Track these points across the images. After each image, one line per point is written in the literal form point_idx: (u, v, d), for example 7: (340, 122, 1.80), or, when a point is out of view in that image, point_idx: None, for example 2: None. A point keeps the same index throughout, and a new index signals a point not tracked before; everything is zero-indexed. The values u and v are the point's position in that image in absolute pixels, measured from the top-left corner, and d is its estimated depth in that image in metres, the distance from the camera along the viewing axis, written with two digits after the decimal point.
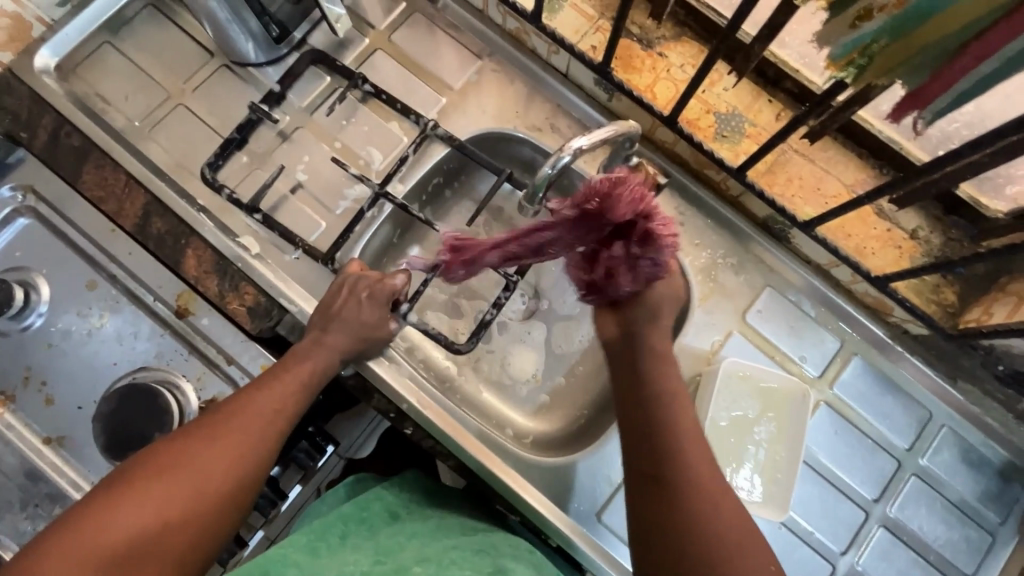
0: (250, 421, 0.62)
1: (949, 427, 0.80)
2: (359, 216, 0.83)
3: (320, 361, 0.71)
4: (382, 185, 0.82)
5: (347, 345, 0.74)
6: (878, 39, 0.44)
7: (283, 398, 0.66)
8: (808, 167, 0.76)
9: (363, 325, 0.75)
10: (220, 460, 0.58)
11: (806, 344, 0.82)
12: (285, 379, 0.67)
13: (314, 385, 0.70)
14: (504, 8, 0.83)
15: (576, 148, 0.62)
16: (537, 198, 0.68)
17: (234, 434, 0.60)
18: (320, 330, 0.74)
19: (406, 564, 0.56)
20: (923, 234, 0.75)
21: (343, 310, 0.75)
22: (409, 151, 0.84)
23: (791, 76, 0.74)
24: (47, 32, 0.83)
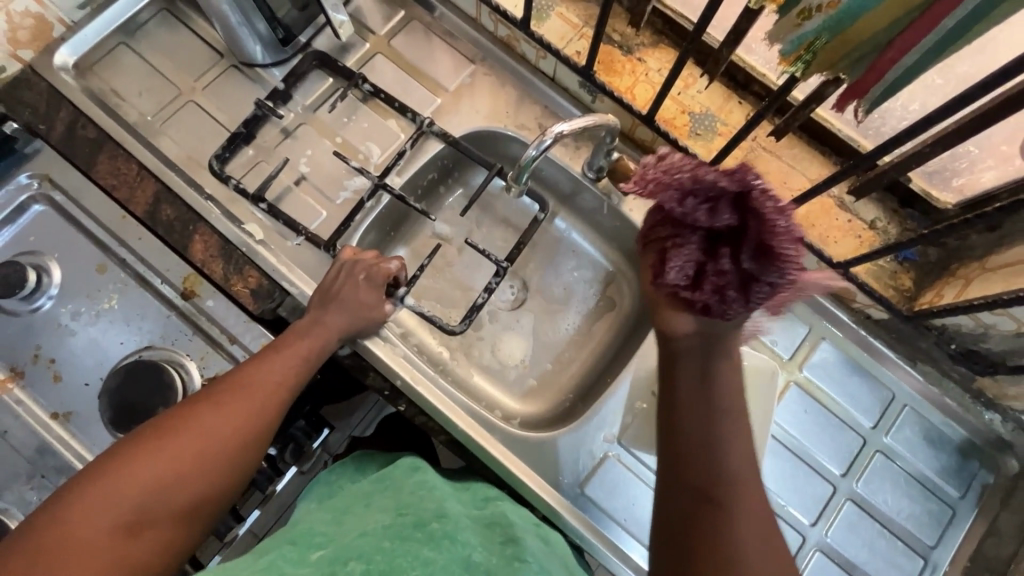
0: (253, 392, 0.65)
1: (910, 407, 0.85)
2: (359, 206, 0.88)
3: (318, 339, 0.75)
4: (382, 177, 0.87)
5: (346, 324, 0.78)
6: (820, 35, 0.50)
7: (283, 371, 0.69)
8: (774, 162, 0.83)
9: (359, 306, 0.80)
10: (225, 426, 0.61)
11: (776, 329, 0.87)
12: (286, 353, 0.71)
13: (314, 360, 0.73)
14: (495, 16, 0.90)
15: (557, 132, 0.70)
16: (522, 179, 0.75)
17: (238, 403, 0.64)
18: (320, 308, 0.78)
19: (425, 517, 0.61)
20: (881, 224, 0.81)
21: (341, 291, 0.79)
22: (406, 146, 0.90)
23: (758, 79, 0.81)
24: (66, 32, 0.89)
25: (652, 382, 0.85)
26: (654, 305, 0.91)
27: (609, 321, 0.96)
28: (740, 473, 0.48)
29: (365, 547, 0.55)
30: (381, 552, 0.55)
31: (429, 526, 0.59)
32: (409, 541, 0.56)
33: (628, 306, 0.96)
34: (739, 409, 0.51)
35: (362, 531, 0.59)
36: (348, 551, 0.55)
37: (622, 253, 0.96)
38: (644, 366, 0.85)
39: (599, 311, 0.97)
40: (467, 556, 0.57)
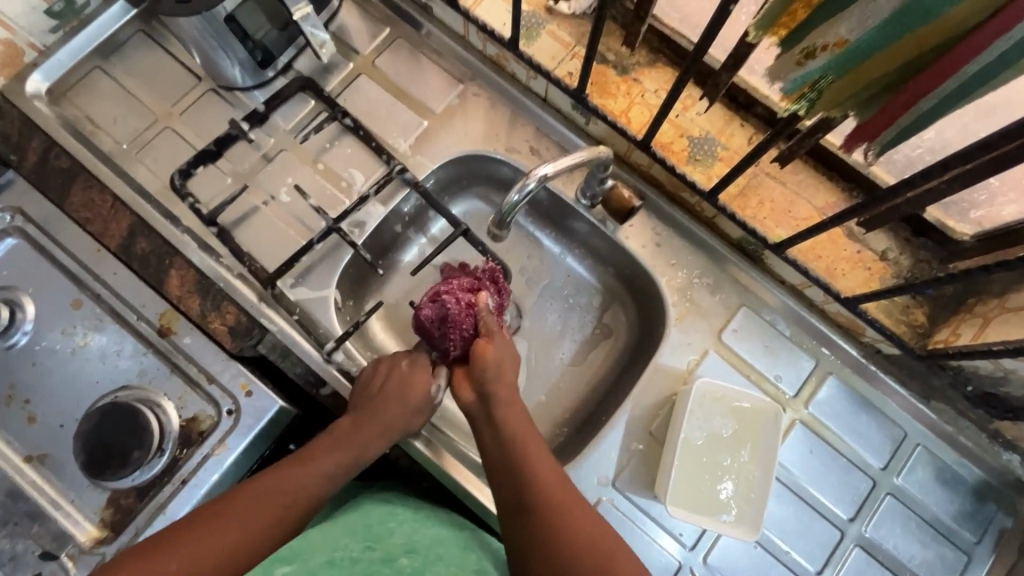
0: (257, 517, 0.60)
1: (923, 446, 0.81)
2: (308, 249, 0.82)
3: (345, 456, 0.69)
4: (337, 221, 0.82)
5: (392, 428, 0.72)
6: (825, 74, 0.47)
7: (295, 493, 0.64)
8: (779, 190, 0.78)
9: (401, 407, 0.72)
10: (218, 557, 0.56)
11: (780, 363, 0.83)
12: (303, 472, 0.65)
13: (340, 474, 0.68)
14: (483, 35, 0.86)
15: (541, 175, 0.66)
16: (505, 222, 0.70)
17: (239, 527, 0.59)
18: (365, 407, 0.72)
19: (394, 553, 0.60)
20: (893, 255, 0.77)
21: (389, 389, 0.73)
22: (370, 193, 0.84)
23: (761, 101, 0.76)
24: (39, 57, 0.86)
25: (650, 423, 0.80)
26: (652, 337, 0.85)
27: (605, 351, 0.91)
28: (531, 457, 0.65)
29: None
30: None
31: (398, 561, 0.58)
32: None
33: (627, 337, 0.90)
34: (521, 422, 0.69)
35: (327, 559, 0.57)
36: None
37: (619, 278, 0.90)
38: (641, 404, 0.81)
39: (595, 340, 0.91)
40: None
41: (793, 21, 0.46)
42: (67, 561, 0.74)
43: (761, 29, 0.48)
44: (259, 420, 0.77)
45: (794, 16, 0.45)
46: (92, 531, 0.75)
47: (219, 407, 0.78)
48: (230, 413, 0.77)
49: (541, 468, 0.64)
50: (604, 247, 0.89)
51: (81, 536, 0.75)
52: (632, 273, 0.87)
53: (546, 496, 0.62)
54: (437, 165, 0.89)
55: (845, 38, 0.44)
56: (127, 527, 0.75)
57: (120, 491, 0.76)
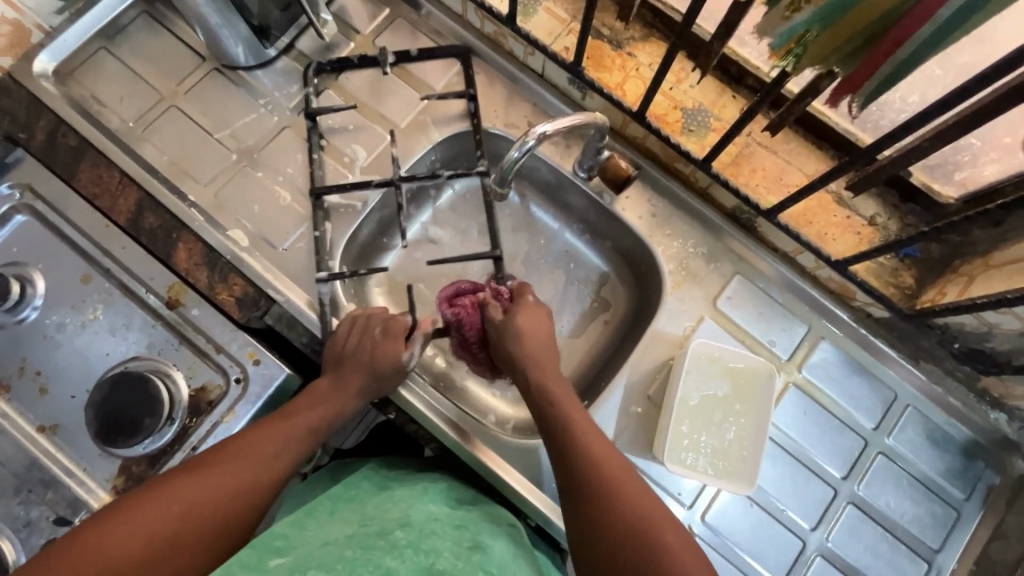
0: (249, 463, 0.66)
1: (913, 407, 0.83)
2: (361, 187, 0.85)
3: (328, 409, 0.74)
4: (401, 182, 0.85)
5: (364, 390, 0.77)
6: (810, 28, 0.49)
7: (288, 440, 0.70)
8: (771, 158, 0.80)
9: (374, 365, 0.77)
10: (222, 497, 0.63)
11: (774, 329, 0.85)
12: (292, 422, 0.71)
13: (321, 430, 0.73)
14: (481, 13, 0.88)
15: (540, 133, 0.68)
16: (506, 181, 0.73)
17: (234, 468, 0.65)
18: (337, 371, 0.77)
19: (389, 526, 0.61)
20: (881, 220, 0.79)
21: (357, 350, 0.77)
22: (442, 171, 0.86)
23: (752, 73, 0.78)
24: (45, 38, 0.87)
25: (647, 387, 0.82)
26: (650, 306, 0.88)
27: (604, 322, 0.93)
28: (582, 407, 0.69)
29: (326, 558, 0.55)
30: (342, 560, 0.54)
31: (392, 535, 0.59)
32: (372, 549, 0.56)
33: (625, 306, 0.92)
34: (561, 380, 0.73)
35: (324, 543, 0.58)
36: (309, 559, 0.55)
37: (616, 251, 0.93)
38: (639, 369, 0.83)
39: (594, 312, 0.93)
40: (431, 564, 0.55)
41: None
42: None
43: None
44: (267, 388, 0.79)
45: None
46: (105, 497, 0.76)
47: (227, 375, 0.80)
48: (238, 381, 0.79)
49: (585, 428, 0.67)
50: (602, 220, 0.91)
51: (94, 503, 0.76)
52: (629, 246, 0.90)
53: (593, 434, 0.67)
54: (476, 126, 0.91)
55: None
56: None
57: (132, 458, 0.77)
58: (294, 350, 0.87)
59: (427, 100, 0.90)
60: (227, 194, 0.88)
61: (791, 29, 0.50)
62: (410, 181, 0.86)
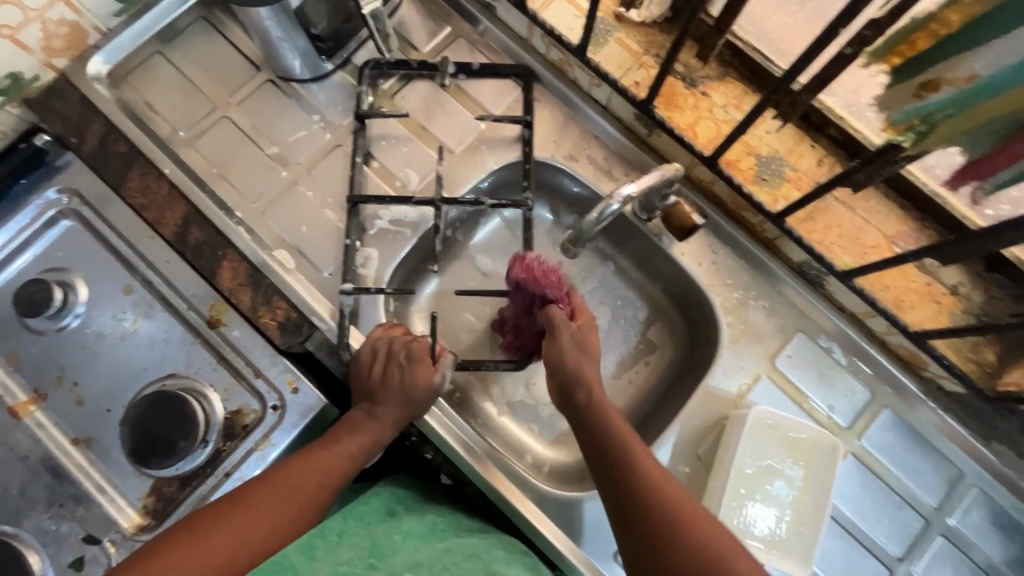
0: (291, 488, 0.64)
1: (979, 487, 0.78)
2: (406, 202, 0.81)
3: (368, 437, 0.71)
4: (445, 203, 0.81)
5: (399, 417, 0.73)
6: (944, 108, 0.52)
7: (327, 470, 0.67)
8: (848, 216, 0.76)
9: (408, 393, 0.72)
10: (258, 525, 0.60)
11: (834, 393, 0.80)
12: (333, 450, 0.68)
13: (362, 457, 0.70)
14: (548, 39, 0.84)
15: (625, 197, 0.64)
16: (582, 242, 0.70)
17: (274, 497, 0.62)
18: (370, 400, 0.73)
19: (399, 570, 0.57)
20: (964, 290, 0.74)
21: (387, 379, 0.73)
22: (487, 201, 0.81)
23: (836, 123, 0.73)
24: (101, 38, 0.84)
25: (697, 445, 0.78)
26: (703, 359, 0.83)
27: (650, 366, 0.89)
28: (623, 439, 0.67)
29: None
30: None
31: None
32: None
33: (673, 353, 0.89)
34: (610, 420, 0.69)
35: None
36: None
37: (669, 295, 0.89)
38: (688, 424, 0.79)
39: (639, 355, 0.89)
40: None
41: (911, 50, 0.53)
42: (110, 547, 0.74)
43: (874, 55, 0.55)
44: (304, 417, 0.76)
45: (946, 24, 0.50)
46: (135, 518, 0.75)
47: (264, 401, 0.77)
48: (275, 408, 0.77)
49: (637, 452, 0.66)
50: (659, 263, 0.87)
51: (123, 522, 0.75)
52: (685, 291, 0.86)
53: (633, 465, 0.64)
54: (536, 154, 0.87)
55: (976, 73, 0.50)
56: (169, 515, 0.75)
57: (164, 479, 0.76)
58: (331, 378, 0.84)
59: (483, 122, 0.86)
60: (275, 212, 0.85)
61: (920, 107, 0.54)
62: (452, 204, 0.81)
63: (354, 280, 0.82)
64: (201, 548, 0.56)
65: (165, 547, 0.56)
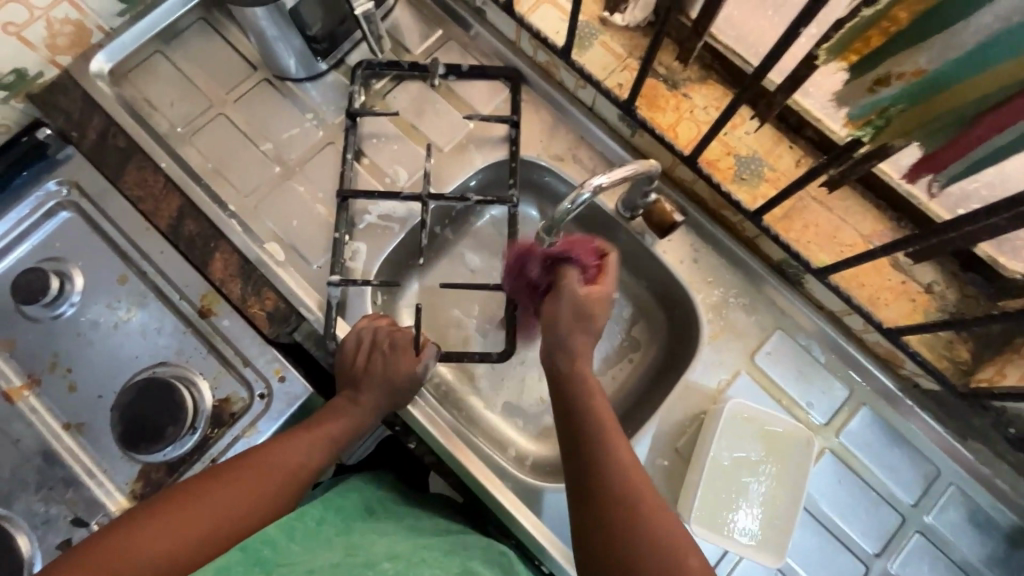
0: (272, 468, 0.65)
1: (956, 485, 0.79)
2: (393, 197, 0.83)
3: (349, 422, 0.72)
4: (432, 198, 0.83)
5: (381, 405, 0.74)
6: (896, 102, 0.55)
7: (308, 453, 0.68)
8: (825, 215, 0.77)
9: (390, 381, 0.74)
10: (237, 501, 0.61)
11: (812, 390, 0.81)
12: (314, 433, 0.70)
13: (343, 441, 0.71)
14: (536, 42, 0.86)
15: (595, 186, 0.65)
16: (559, 225, 0.71)
17: (255, 476, 0.64)
18: (353, 388, 0.74)
19: (376, 558, 0.58)
20: (938, 289, 0.75)
21: (370, 368, 0.74)
22: (473, 197, 0.83)
23: (812, 124, 0.75)
24: (104, 38, 0.88)
25: (676, 439, 0.79)
26: (684, 356, 0.85)
27: (633, 362, 0.90)
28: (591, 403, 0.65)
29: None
30: None
31: (380, 566, 0.56)
32: None
33: (656, 350, 0.90)
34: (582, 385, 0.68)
35: (310, 567, 0.54)
36: None
37: (652, 293, 0.90)
38: (668, 419, 0.80)
39: (622, 351, 0.91)
40: None
41: (866, 47, 0.54)
42: (97, 530, 0.75)
43: (832, 53, 0.56)
44: (290, 405, 0.78)
45: (895, 21, 0.51)
46: (122, 502, 0.76)
47: (252, 390, 0.79)
48: (262, 396, 0.79)
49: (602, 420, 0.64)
50: (642, 261, 0.89)
51: (111, 506, 0.76)
52: (666, 288, 0.87)
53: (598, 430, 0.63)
54: (522, 153, 0.89)
55: (923, 68, 0.53)
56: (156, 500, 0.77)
57: (152, 464, 0.77)
58: (318, 369, 0.86)
59: (472, 121, 0.89)
60: (267, 206, 0.87)
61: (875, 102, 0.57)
62: (438, 199, 0.83)
63: (342, 273, 0.83)
64: (181, 521, 0.57)
65: (146, 514, 0.58)
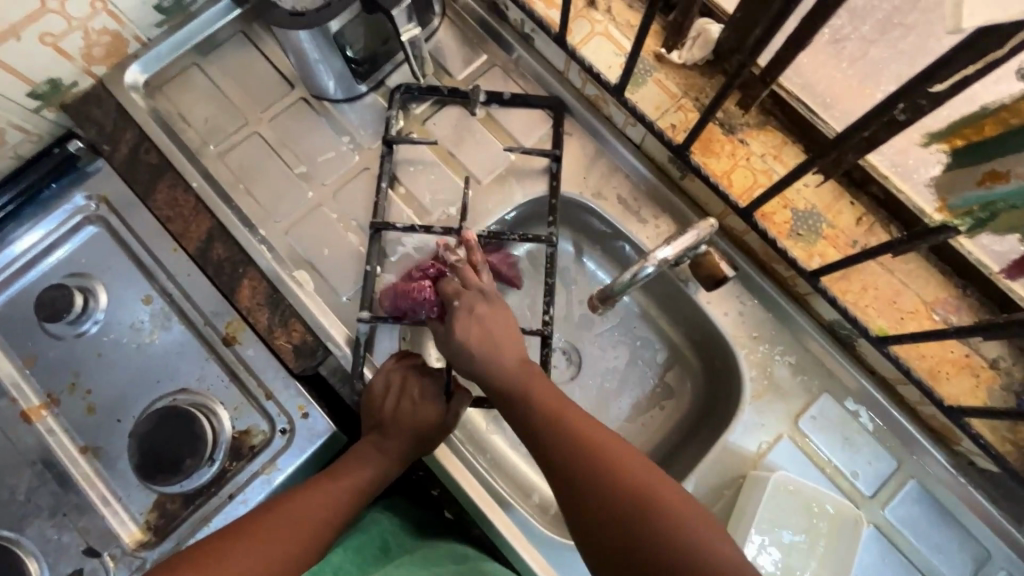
0: (294, 524, 0.62)
1: (1008, 571, 0.74)
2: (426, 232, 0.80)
3: (374, 470, 0.69)
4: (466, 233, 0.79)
5: (406, 453, 0.71)
6: (1007, 198, 0.53)
7: (332, 505, 0.65)
8: (886, 278, 0.73)
9: (418, 428, 0.71)
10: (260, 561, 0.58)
11: (859, 459, 0.77)
12: (338, 484, 0.67)
13: (368, 491, 0.69)
14: (585, 75, 0.82)
15: (661, 258, 0.67)
16: (613, 296, 0.73)
17: (277, 531, 0.61)
18: (378, 433, 0.71)
19: None
20: (1004, 364, 0.71)
21: (399, 414, 0.71)
22: (510, 235, 0.80)
23: (879, 182, 0.71)
24: (140, 49, 0.85)
25: (712, 503, 0.76)
26: (722, 413, 0.81)
27: (668, 413, 0.86)
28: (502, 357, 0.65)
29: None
30: None
31: None
32: None
33: (692, 402, 0.86)
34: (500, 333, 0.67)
35: None
36: None
37: (692, 343, 0.86)
38: (704, 481, 0.76)
39: (656, 400, 0.87)
40: None
41: (976, 133, 0.54)
42: (109, 561, 0.73)
43: (949, 132, 0.57)
44: (313, 443, 0.75)
45: (1017, 113, 0.51)
46: (136, 533, 0.74)
47: (274, 424, 0.77)
48: (284, 431, 0.76)
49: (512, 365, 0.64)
50: (684, 310, 0.85)
51: (124, 537, 0.74)
52: (710, 342, 0.83)
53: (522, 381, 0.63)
54: (564, 189, 0.85)
55: None
56: (170, 533, 0.74)
57: (168, 495, 0.75)
58: (342, 404, 0.83)
59: (513, 153, 0.85)
60: (298, 231, 0.84)
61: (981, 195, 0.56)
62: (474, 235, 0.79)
63: (371, 306, 0.80)
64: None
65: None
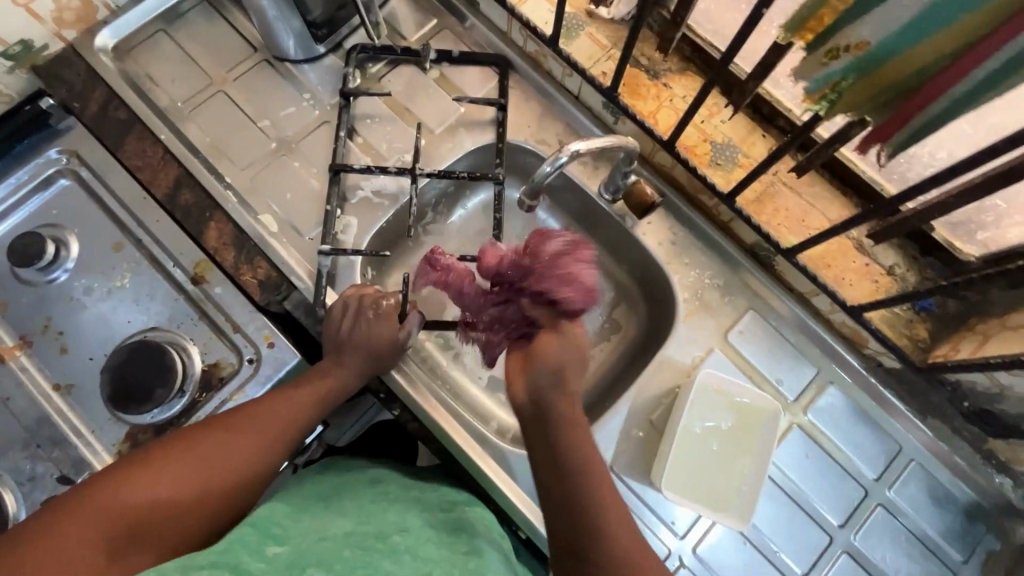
0: (266, 423, 0.68)
1: (917, 462, 0.82)
2: (382, 172, 0.87)
3: (336, 381, 0.75)
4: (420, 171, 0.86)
5: (365, 368, 0.77)
6: (845, 75, 0.58)
7: (298, 410, 0.71)
8: (795, 200, 0.82)
9: (375, 345, 0.77)
10: (241, 455, 0.65)
11: (782, 368, 0.85)
12: (301, 391, 0.73)
13: (330, 399, 0.75)
14: (525, 32, 0.91)
15: (573, 151, 0.72)
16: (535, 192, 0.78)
17: (253, 429, 0.67)
18: (337, 352, 0.76)
19: (387, 531, 0.62)
20: (900, 271, 0.80)
21: (357, 334, 0.77)
22: (462, 174, 0.87)
23: (784, 114, 0.80)
24: (109, 15, 0.91)
25: (651, 412, 0.83)
26: (660, 335, 0.89)
27: (614, 344, 0.93)
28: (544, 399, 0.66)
29: (326, 552, 0.55)
30: (340, 559, 0.54)
31: (391, 539, 0.60)
32: (372, 551, 0.57)
33: (637, 331, 0.93)
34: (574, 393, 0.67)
35: (323, 535, 0.59)
36: (306, 550, 0.55)
37: (634, 279, 0.93)
38: (644, 393, 0.83)
39: (604, 331, 0.94)
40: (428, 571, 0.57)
41: (817, 25, 0.56)
42: None
43: (790, 31, 0.58)
44: (278, 370, 0.80)
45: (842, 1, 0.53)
46: (109, 461, 0.78)
47: (241, 355, 0.81)
48: (251, 361, 0.81)
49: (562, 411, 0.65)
50: (623, 245, 0.92)
51: (97, 465, 0.78)
52: (647, 272, 0.91)
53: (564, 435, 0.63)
54: (511, 137, 0.93)
55: (866, 41, 0.55)
56: None
57: (139, 426, 0.79)
58: (308, 337, 0.88)
59: (463, 104, 0.93)
60: (262, 180, 0.90)
61: (827, 75, 0.59)
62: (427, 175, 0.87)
63: (333, 244, 0.86)
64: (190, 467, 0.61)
65: (154, 459, 0.60)
